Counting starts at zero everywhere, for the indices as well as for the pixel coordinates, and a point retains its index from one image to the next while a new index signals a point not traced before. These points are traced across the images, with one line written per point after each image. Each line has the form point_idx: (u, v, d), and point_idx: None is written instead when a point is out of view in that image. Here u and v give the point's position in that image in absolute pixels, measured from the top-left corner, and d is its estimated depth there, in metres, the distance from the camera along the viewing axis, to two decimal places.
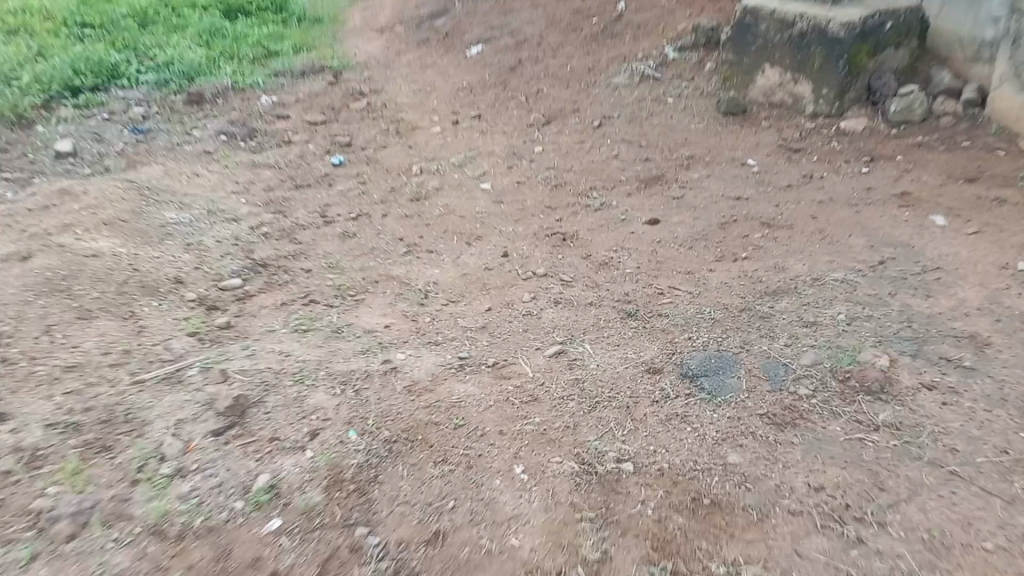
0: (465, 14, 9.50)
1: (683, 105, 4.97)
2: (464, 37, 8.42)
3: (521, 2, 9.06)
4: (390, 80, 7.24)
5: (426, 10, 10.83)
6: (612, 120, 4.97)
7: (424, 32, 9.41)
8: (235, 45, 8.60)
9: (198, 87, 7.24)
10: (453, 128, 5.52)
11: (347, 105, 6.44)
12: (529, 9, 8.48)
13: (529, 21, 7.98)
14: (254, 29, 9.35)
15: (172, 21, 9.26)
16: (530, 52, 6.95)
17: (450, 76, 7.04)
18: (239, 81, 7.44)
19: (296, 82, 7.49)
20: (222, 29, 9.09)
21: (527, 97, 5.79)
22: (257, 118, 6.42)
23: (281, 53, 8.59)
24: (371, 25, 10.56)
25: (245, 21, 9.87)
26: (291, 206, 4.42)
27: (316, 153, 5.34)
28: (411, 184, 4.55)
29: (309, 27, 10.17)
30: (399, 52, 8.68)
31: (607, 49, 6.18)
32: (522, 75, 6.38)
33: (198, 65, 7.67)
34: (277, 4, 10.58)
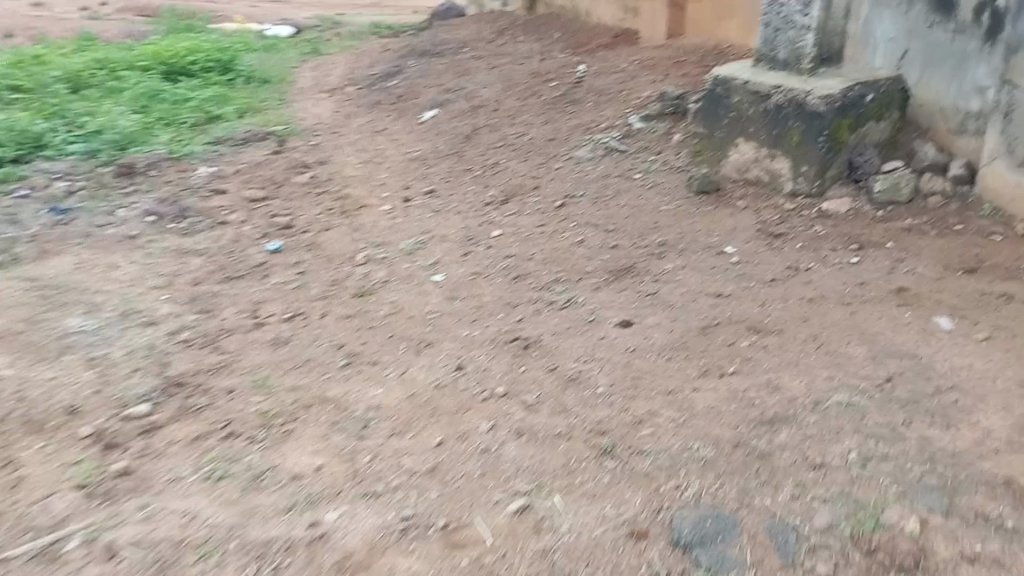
0: (419, 75, 9.17)
1: (651, 182, 4.61)
2: (418, 100, 8.07)
3: (477, 63, 8.75)
4: (338, 149, 6.83)
5: (379, 69, 10.50)
6: (575, 200, 4.60)
7: (375, 94, 9.05)
8: (174, 110, 8.15)
9: (131, 158, 6.77)
10: (403, 207, 5.11)
11: (290, 178, 6.00)
12: (485, 71, 8.17)
13: (485, 84, 7.66)
14: (196, 92, 8.92)
15: (109, 85, 8.80)
16: (486, 119, 6.59)
17: (401, 145, 6.65)
18: (176, 150, 6.99)
19: (238, 150, 7.04)
20: (162, 93, 8.65)
21: (484, 172, 5.41)
22: (192, 192, 5.96)
23: (224, 118, 8.16)
24: (321, 86, 10.19)
25: (188, 83, 9.44)
26: (219, 304, 3.95)
27: (253, 236, 4.88)
28: (355, 275, 4.11)
29: (256, 89, 9.77)
30: (349, 116, 8.29)
31: (567, 117, 5.84)
32: (478, 145, 6.01)
33: (132, 134, 7.20)
34: (223, 64, 10.17)
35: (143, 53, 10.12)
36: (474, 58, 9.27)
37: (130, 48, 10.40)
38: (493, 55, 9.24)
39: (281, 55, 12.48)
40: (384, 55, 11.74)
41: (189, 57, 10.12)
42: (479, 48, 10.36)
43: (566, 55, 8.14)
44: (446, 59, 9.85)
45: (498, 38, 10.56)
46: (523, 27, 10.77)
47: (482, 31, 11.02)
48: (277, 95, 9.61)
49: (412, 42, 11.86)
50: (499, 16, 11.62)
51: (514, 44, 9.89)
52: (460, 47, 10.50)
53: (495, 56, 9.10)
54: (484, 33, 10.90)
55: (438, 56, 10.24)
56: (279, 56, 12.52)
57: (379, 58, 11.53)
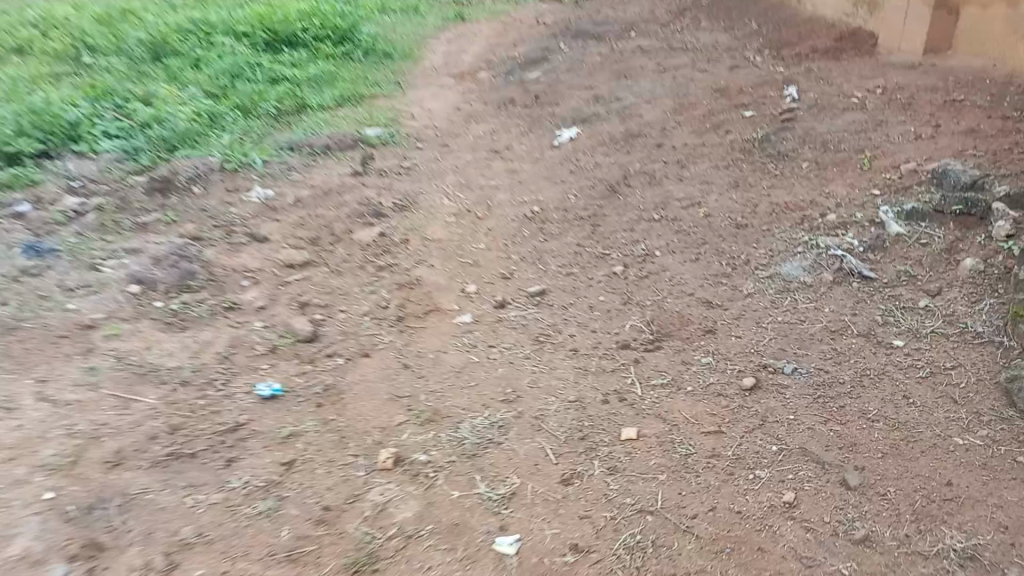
0: (567, 67, 7.22)
1: (926, 363, 2.52)
2: (557, 107, 6.14)
3: (642, 61, 6.70)
4: (437, 181, 5.04)
5: (523, 51, 8.60)
6: (777, 378, 2.57)
7: (510, 88, 7.18)
8: (256, 96, 6.61)
9: (174, 166, 5.24)
10: (490, 323, 3.25)
11: (353, 229, 4.26)
12: (650, 76, 6.12)
13: (647, 98, 5.63)
14: (292, 72, 7.36)
15: (195, 56, 7.38)
16: (642, 159, 4.59)
17: (519, 187, 4.76)
18: (233, 158, 5.42)
19: (310, 167, 5.37)
20: (253, 72, 7.15)
21: (625, 271, 3.46)
22: (221, 236, 4.33)
23: (310, 113, 6.53)
24: (449, 67, 8.41)
25: (289, 56, 7.90)
26: (119, 530, 2.24)
27: (254, 349, 3.18)
28: (364, 501, 2.31)
29: (369, 68, 8.11)
30: (469, 121, 6.47)
31: (767, 187, 3.77)
32: (623, 210, 4.05)
33: (189, 128, 5.69)
34: (338, 34, 8.58)
35: (250, 12, 8.67)
36: (639, 52, 7.21)
37: (240, 6, 8.98)
38: (664, 49, 7.15)
39: (417, 22, 10.81)
40: (533, 29, 9.83)
41: (301, 23, 8.58)
42: (648, 33, 8.27)
43: (765, 64, 5.96)
44: (604, 47, 7.82)
45: (675, 25, 8.41)
46: (706, 13, 8.57)
47: (654, 15, 8.89)
48: (392, 78, 7.93)
49: (568, 18, 9.87)
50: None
51: (694, 36, 7.73)
52: (624, 32, 8.44)
53: (667, 52, 7.00)
54: (657, 17, 8.78)
55: (596, 42, 8.22)
56: (415, 22, 10.84)
57: (526, 34, 9.62)
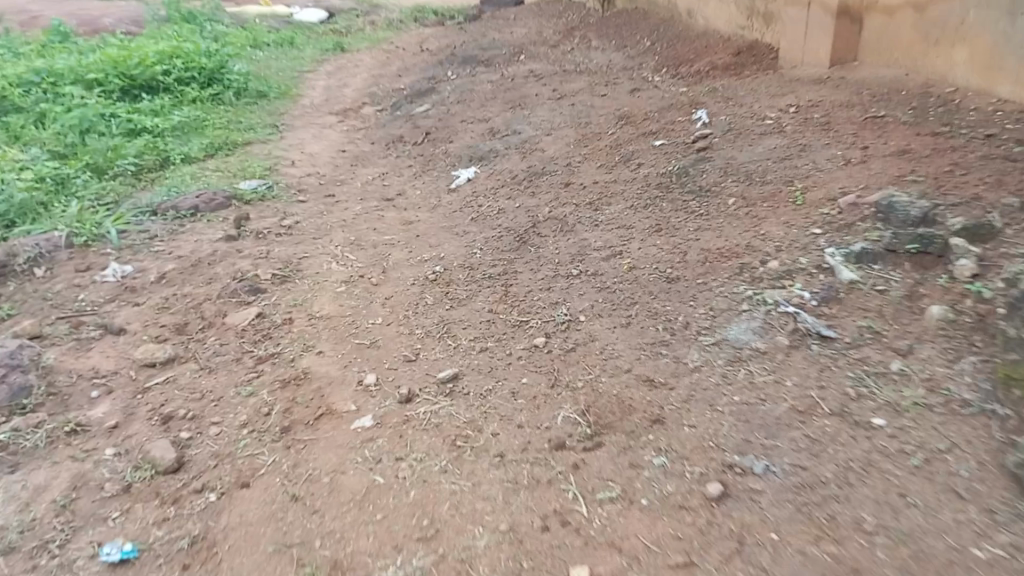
0: (457, 98, 6.76)
1: (914, 442, 2.13)
2: (451, 144, 5.67)
3: (536, 87, 6.31)
4: (323, 240, 4.47)
5: (408, 82, 8.10)
6: (746, 479, 2.13)
7: (397, 124, 6.67)
8: (111, 153, 5.90)
9: (12, 247, 4.51)
10: (395, 424, 2.72)
11: (226, 310, 3.66)
12: (547, 103, 5.72)
13: (547, 129, 5.21)
14: (154, 121, 6.66)
15: (39, 111, 6.59)
16: (550, 202, 4.15)
17: (416, 241, 4.25)
18: (83, 230, 4.72)
19: (176, 234, 4.72)
20: (107, 126, 6.42)
21: (547, 343, 2.99)
22: (66, 331, 3.66)
23: (176, 170, 5.86)
24: (331, 104, 7.83)
25: (150, 104, 7.18)
26: None
27: (101, 491, 2.56)
28: None
29: (241, 111, 7.47)
30: (356, 164, 5.93)
31: (692, 231, 3.38)
32: (536, 265, 3.59)
33: (30, 197, 4.95)
34: (204, 78, 7.91)
35: (104, 57, 7.89)
36: (532, 77, 6.83)
37: (92, 52, 8.19)
38: (558, 73, 6.78)
39: (294, 57, 10.20)
40: (419, 56, 9.37)
41: (161, 66, 7.86)
42: (540, 55, 7.92)
43: (666, 85, 5.65)
44: (495, 73, 7.41)
45: (565, 46, 8.08)
46: (596, 31, 8.28)
47: (543, 36, 8.55)
48: (267, 121, 7.31)
49: (453, 43, 9.44)
50: (565, 16, 9.15)
51: (586, 56, 7.41)
52: (513, 56, 8.06)
53: (561, 75, 6.63)
54: (546, 38, 8.44)
55: (485, 68, 7.81)
56: (290, 56, 10.21)
57: (411, 63, 9.13)
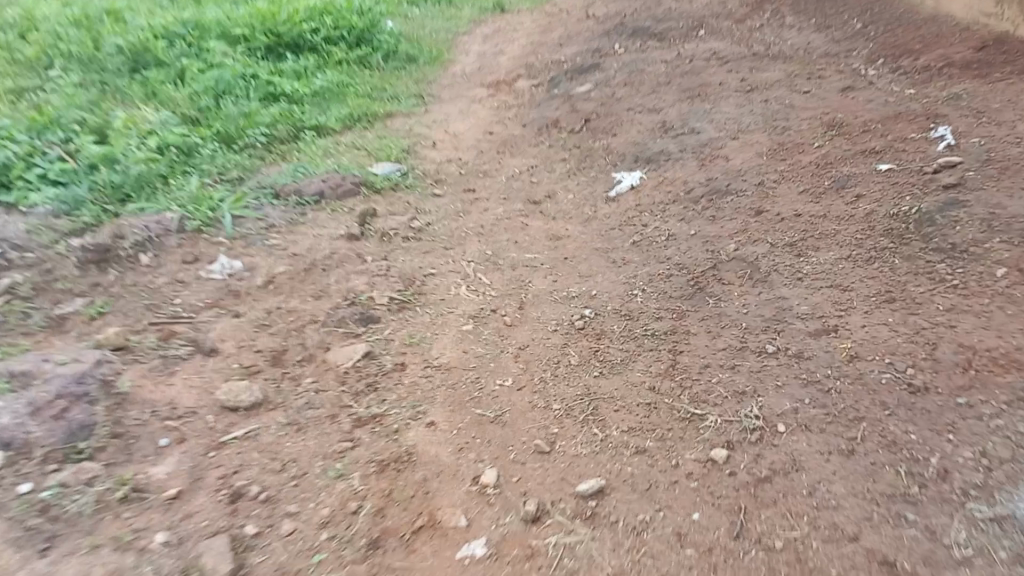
0: (624, 78, 5.92)
1: None
2: (613, 138, 4.86)
3: (718, 73, 5.38)
4: (455, 251, 3.81)
5: (569, 54, 7.31)
6: None
7: (553, 107, 5.92)
8: (242, 122, 5.49)
9: (120, 226, 4.11)
10: (514, 560, 2.04)
11: (329, 341, 3.06)
12: (732, 97, 4.81)
13: (731, 132, 4.32)
14: (292, 86, 6.21)
15: (181, 69, 6.28)
16: (734, 237, 3.31)
17: (563, 267, 3.51)
18: (196, 211, 4.28)
19: (294, 229, 4.20)
20: (245, 89, 6.02)
21: (729, 460, 2.20)
22: (153, 344, 3.19)
23: (307, 149, 5.39)
24: (482, 77, 7.17)
25: (293, 65, 6.75)
26: None
27: None
28: None
29: (385, 80, 6.94)
30: (503, 153, 5.24)
31: (942, 312, 2.47)
32: (714, 329, 2.78)
33: (149, 169, 4.55)
34: (352, 38, 7.42)
35: (254, 9, 7.52)
36: (714, 59, 5.88)
37: (244, 4, 7.86)
38: (744, 57, 5.81)
39: (453, 15, 9.62)
40: (585, 22, 8.55)
41: (310, 22, 7.41)
42: (722, 31, 6.95)
43: (884, 83, 4.61)
44: (668, 52, 6.51)
45: (753, 23, 7.04)
46: (790, 7, 7.17)
47: (726, 9, 7.53)
48: (411, 92, 6.73)
49: (623, 10, 8.53)
50: None
51: (778, 39, 6.38)
52: (691, 31, 7.10)
53: (749, 61, 5.66)
54: (730, 12, 7.41)
55: (657, 44, 6.90)
56: (446, 16, 9.62)
57: (574, 31, 8.32)
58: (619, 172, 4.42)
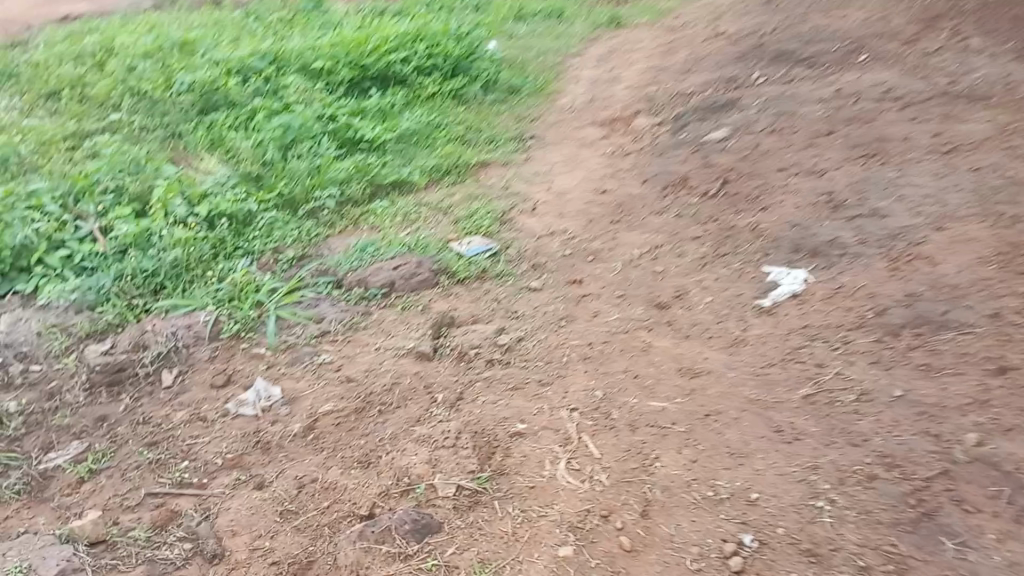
0: (771, 123, 4.83)
1: None
2: (763, 213, 3.80)
3: (897, 122, 4.24)
4: (555, 386, 2.84)
5: (698, 86, 6.28)
6: None
7: (682, 157, 4.90)
8: (311, 179, 4.71)
9: (142, 328, 3.32)
10: None
11: (368, 562, 2.18)
12: (925, 161, 3.68)
13: (933, 219, 3.20)
14: (374, 132, 5.43)
15: (252, 110, 5.57)
16: (970, 414, 2.24)
17: (706, 433, 2.49)
18: (235, 305, 3.46)
19: (350, 338, 3.31)
20: (319, 135, 5.26)
21: None
22: (143, 538, 2.34)
23: (382, 212, 4.55)
24: (593, 113, 6.21)
25: (378, 102, 5.96)
26: None
27: None
28: None
29: (481, 117, 6.06)
30: (619, 222, 4.25)
31: None
32: None
33: (189, 250, 3.78)
34: (446, 68, 6.58)
35: (340, 37, 6.78)
36: (888, 97, 4.73)
37: (331, 31, 7.15)
38: (927, 95, 4.64)
39: (563, 39, 8.71)
40: (715, 44, 7.47)
41: (401, 50, 6.61)
42: (887, 62, 5.76)
43: None
44: (822, 86, 5.39)
45: (924, 50, 5.86)
46: (971, 29, 5.94)
47: (889, 31, 6.36)
48: (510, 131, 5.83)
49: (759, 27, 7.43)
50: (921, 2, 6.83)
51: (962, 75, 5.20)
52: (847, 60, 5.97)
53: (936, 101, 4.49)
54: (895, 36, 6.24)
55: (806, 77, 5.79)
56: (554, 38, 8.73)
57: (701, 53, 7.26)
58: (774, 273, 3.32)
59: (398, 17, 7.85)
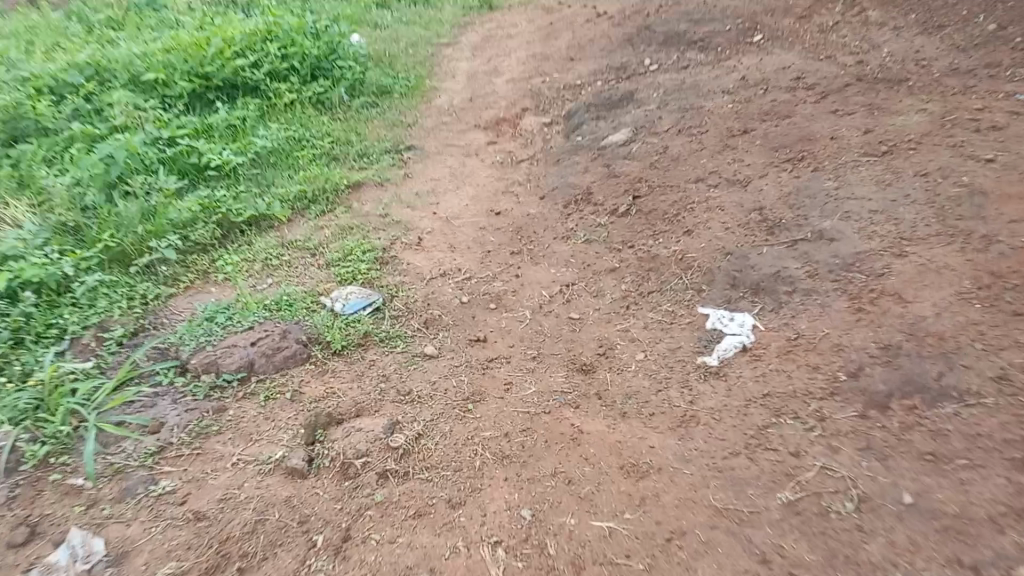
0: (675, 120, 4.33)
1: None
2: (687, 238, 3.27)
3: (818, 115, 3.80)
4: (468, 508, 2.23)
5: (587, 77, 5.73)
6: None
7: (582, 165, 4.33)
8: (145, 224, 3.90)
9: None
10: None
11: None
12: (863, 168, 3.23)
13: (890, 242, 2.75)
14: (221, 155, 4.62)
15: (71, 135, 4.67)
16: (1009, 532, 1.77)
17: (672, 571, 1.93)
18: (39, 418, 2.70)
19: (197, 449, 2.60)
20: (155, 164, 4.43)
21: None
22: None
23: (236, 260, 3.82)
24: (475, 113, 5.57)
25: (226, 117, 5.13)
26: None
27: None
28: None
29: (348, 128, 5.36)
30: (520, 253, 3.65)
31: None
32: None
33: None
34: (304, 71, 5.83)
35: (176, 39, 5.86)
36: (799, 84, 4.29)
37: (167, 32, 6.23)
38: (841, 78, 4.23)
39: (432, 27, 8.00)
40: (597, 25, 6.95)
41: (249, 54, 5.77)
42: (784, 42, 5.38)
43: None
44: (723, 73, 4.92)
45: (821, 26, 5.49)
46: (866, 1, 5.61)
47: (780, 5, 5.97)
48: (381, 141, 5.16)
49: (642, 6, 6.95)
50: None
51: (867, 54, 4.85)
52: (742, 42, 5.54)
53: (854, 87, 4.08)
54: (787, 11, 5.85)
55: (702, 62, 5.34)
56: (423, 26, 8.02)
57: (585, 36, 6.72)
58: (714, 322, 2.78)
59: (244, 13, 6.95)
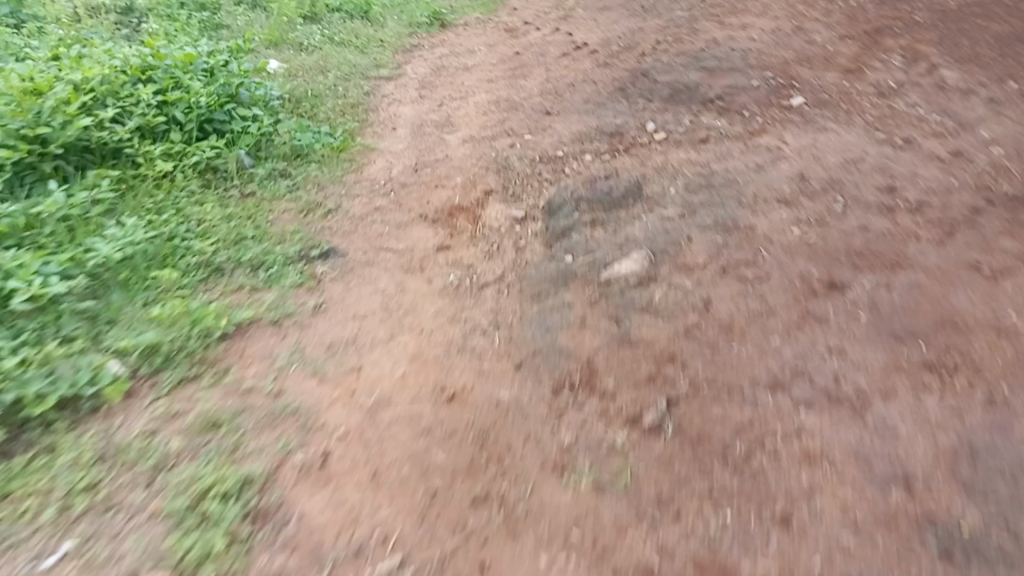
0: (714, 246, 2.95)
1: None
2: (779, 532, 1.90)
3: (951, 273, 2.45)
4: None
5: (569, 145, 4.34)
6: None
7: (576, 310, 2.93)
8: None
9: None
10: None
11: None
12: None
13: None
14: (37, 274, 3.10)
15: None
16: None
17: None
18: None
19: None
20: None
21: None
22: None
23: (19, 494, 2.35)
24: (421, 194, 4.14)
25: (63, 200, 3.59)
26: None
27: None
28: None
29: (244, 214, 3.92)
30: (489, 503, 2.24)
31: None
32: None
33: None
34: (189, 125, 4.37)
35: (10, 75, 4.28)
36: (895, 198, 2.95)
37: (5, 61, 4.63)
38: (959, 190, 2.88)
39: (370, 51, 6.54)
40: (579, 60, 5.58)
41: (111, 101, 4.25)
42: (835, 105, 4.07)
43: None
44: (765, 159, 3.56)
45: (879, 86, 4.18)
46: (935, 53, 4.30)
47: (818, 52, 4.65)
48: (284, 236, 3.75)
49: (631, 40, 5.59)
50: (843, 6, 5.19)
51: (961, 136, 3.56)
52: (775, 103, 4.20)
53: (986, 214, 2.75)
54: (827, 62, 4.53)
55: (726, 135, 3.99)
56: (358, 49, 6.58)
57: (562, 77, 5.33)
58: None
59: (120, 38, 5.41)
